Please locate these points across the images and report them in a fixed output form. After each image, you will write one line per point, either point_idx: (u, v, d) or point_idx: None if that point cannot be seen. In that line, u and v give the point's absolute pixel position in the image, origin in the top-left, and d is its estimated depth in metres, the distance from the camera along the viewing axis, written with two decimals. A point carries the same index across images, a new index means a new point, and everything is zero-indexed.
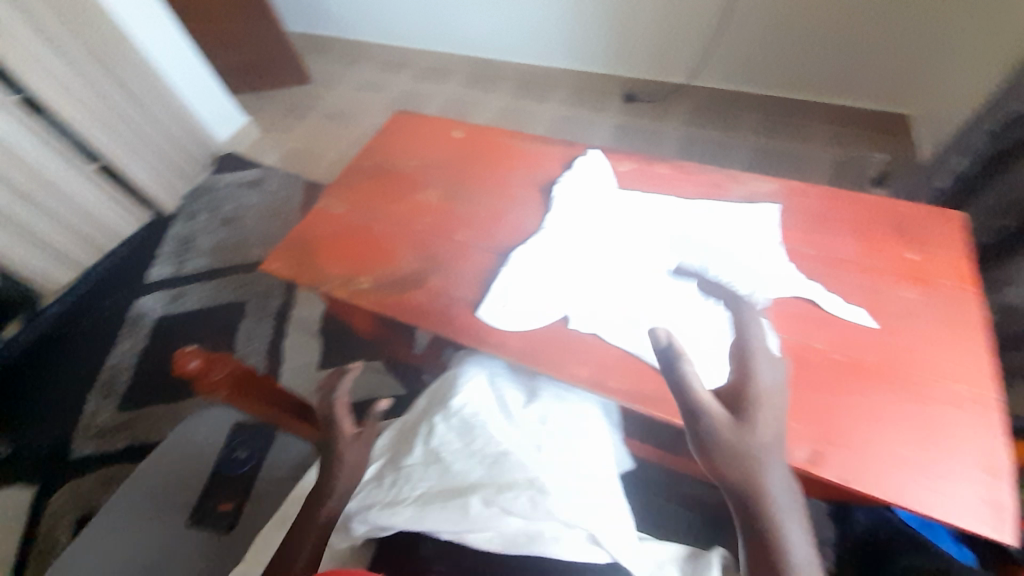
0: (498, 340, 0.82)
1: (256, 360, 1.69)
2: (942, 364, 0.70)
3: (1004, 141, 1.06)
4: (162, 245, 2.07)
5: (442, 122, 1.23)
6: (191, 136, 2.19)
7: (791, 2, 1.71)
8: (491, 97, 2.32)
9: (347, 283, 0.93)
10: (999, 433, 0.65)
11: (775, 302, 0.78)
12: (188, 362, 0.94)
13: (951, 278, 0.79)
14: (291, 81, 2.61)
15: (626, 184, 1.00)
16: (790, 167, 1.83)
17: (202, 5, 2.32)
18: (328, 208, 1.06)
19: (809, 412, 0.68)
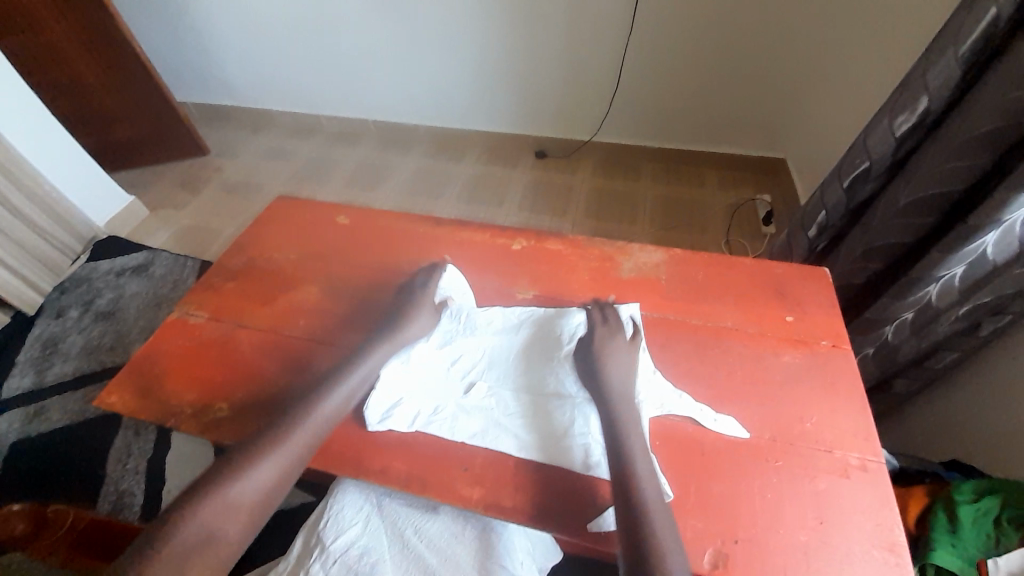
0: (381, 464, 0.73)
1: (133, 482, 1.44)
2: (828, 431, 0.70)
3: (859, 193, 1.11)
4: (21, 352, 1.76)
5: (326, 205, 1.12)
6: (59, 224, 1.92)
7: (670, 68, 1.84)
8: (400, 163, 2.28)
9: (201, 413, 0.79)
10: (888, 499, 0.63)
11: (653, 422, 0.72)
12: (13, 526, 0.91)
13: (827, 339, 0.80)
14: (183, 156, 2.42)
15: (519, 264, 0.97)
16: (691, 215, 1.93)
17: (70, 82, 2.10)
18: (187, 316, 0.92)
19: (707, 505, 0.64)
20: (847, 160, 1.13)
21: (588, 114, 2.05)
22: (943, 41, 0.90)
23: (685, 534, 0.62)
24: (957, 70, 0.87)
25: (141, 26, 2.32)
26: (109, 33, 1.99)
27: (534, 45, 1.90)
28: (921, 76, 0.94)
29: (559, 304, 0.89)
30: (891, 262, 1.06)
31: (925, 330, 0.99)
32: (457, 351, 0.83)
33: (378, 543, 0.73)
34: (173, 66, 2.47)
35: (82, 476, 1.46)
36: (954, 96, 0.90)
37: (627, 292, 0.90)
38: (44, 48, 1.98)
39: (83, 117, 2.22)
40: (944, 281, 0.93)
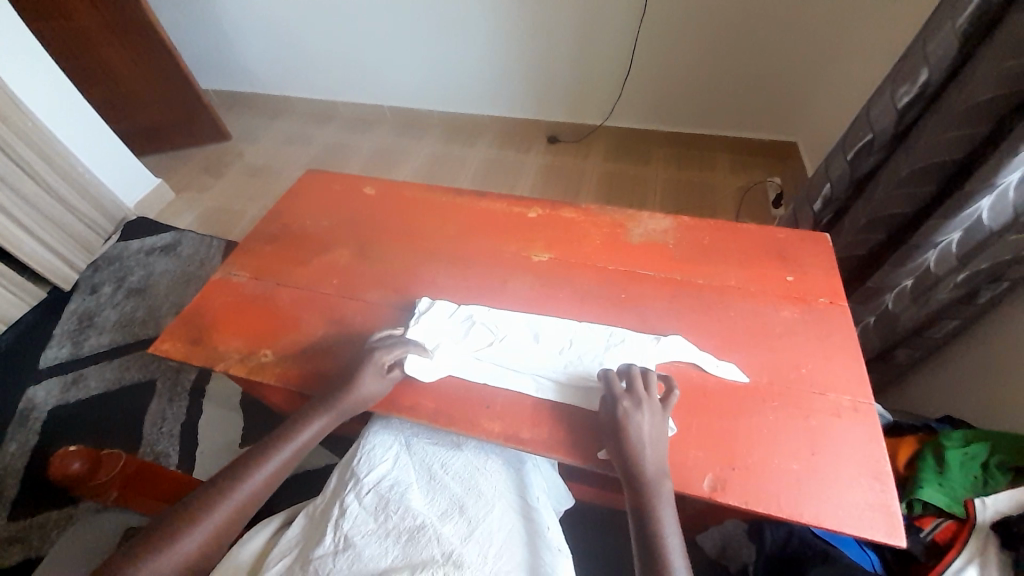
0: (411, 404, 0.81)
1: (168, 444, 1.50)
2: (822, 377, 0.75)
3: (864, 165, 1.15)
4: (59, 325, 1.84)
5: (352, 178, 1.19)
6: (93, 205, 2.01)
7: (682, 51, 1.86)
8: (415, 148, 2.34)
9: (248, 358, 0.88)
10: (876, 435, 0.69)
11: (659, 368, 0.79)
12: (70, 464, 0.95)
13: (825, 296, 0.85)
14: (207, 141, 2.50)
15: (535, 230, 1.03)
16: (701, 197, 1.97)
17: (100, 68, 2.19)
18: (228, 276, 1.00)
19: (708, 438, 0.71)
20: (852, 134, 1.18)
21: (599, 98, 2.08)
22: (944, 15, 0.94)
23: (688, 462, 0.69)
24: (955, 42, 0.91)
25: (166, 15, 2.40)
26: (137, 20, 2.07)
27: (545, 31, 1.94)
28: (923, 48, 0.98)
29: (572, 266, 0.96)
30: (893, 232, 1.10)
31: (924, 297, 1.02)
32: (468, 309, 0.90)
33: (407, 476, 0.79)
34: (195, 54, 2.55)
35: (120, 438, 1.52)
36: (953, 68, 0.94)
37: (637, 255, 0.96)
38: (75, 34, 2.06)
39: (113, 103, 2.32)
40: (942, 247, 0.97)
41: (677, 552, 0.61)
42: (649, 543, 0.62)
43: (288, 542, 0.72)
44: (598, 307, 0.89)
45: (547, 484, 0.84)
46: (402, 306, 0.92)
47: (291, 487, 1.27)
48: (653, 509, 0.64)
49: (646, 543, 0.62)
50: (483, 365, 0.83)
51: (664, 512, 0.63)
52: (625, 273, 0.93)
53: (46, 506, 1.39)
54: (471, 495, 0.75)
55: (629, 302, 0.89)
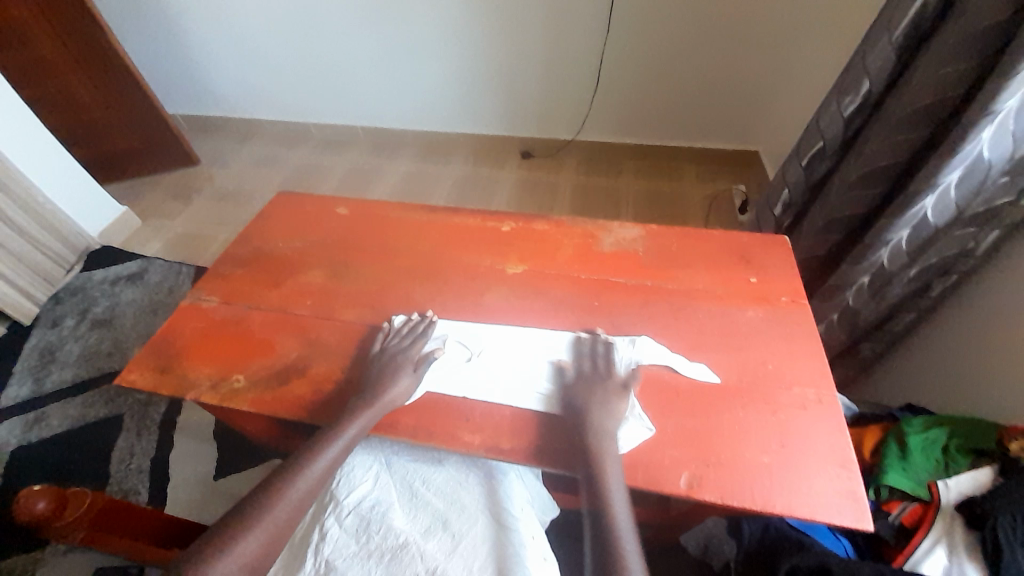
0: (390, 421, 0.81)
1: (138, 481, 1.43)
2: (789, 372, 0.78)
3: (818, 170, 1.21)
4: (18, 362, 1.75)
5: (324, 198, 1.18)
6: (53, 235, 1.94)
7: (645, 67, 1.94)
8: (389, 167, 2.35)
9: (220, 383, 0.86)
10: (841, 425, 0.72)
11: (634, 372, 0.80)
12: (35, 504, 0.84)
13: (788, 295, 0.89)
14: (175, 166, 2.46)
15: (510, 243, 1.05)
16: (670, 206, 2.03)
17: (60, 96, 2.14)
18: (199, 301, 0.99)
19: (683, 437, 0.72)
20: (805, 141, 1.24)
21: (568, 113, 2.14)
22: (879, 30, 1.02)
23: (664, 461, 0.70)
24: (892, 55, 0.98)
25: (129, 41, 2.37)
26: (98, 46, 2.04)
27: (514, 51, 1.99)
28: (863, 60, 1.05)
29: (546, 277, 0.97)
30: (850, 232, 1.15)
31: (882, 292, 1.07)
32: (444, 327, 0.91)
33: (388, 495, 0.78)
34: (161, 79, 2.52)
35: (87, 477, 1.45)
36: (892, 78, 1.01)
37: (608, 264, 0.98)
38: (32, 61, 2.02)
39: (74, 130, 2.26)
40: (893, 245, 1.02)
41: (633, 557, 0.60)
42: (606, 540, 0.61)
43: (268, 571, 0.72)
44: (573, 316, 0.90)
45: (532, 495, 0.84)
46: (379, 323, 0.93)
47: None
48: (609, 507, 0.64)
49: (603, 542, 0.61)
50: (459, 376, 0.84)
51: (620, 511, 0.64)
52: (598, 282, 0.95)
53: (8, 551, 1.30)
54: (454, 509, 0.75)
55: (603, 309, 0.91)
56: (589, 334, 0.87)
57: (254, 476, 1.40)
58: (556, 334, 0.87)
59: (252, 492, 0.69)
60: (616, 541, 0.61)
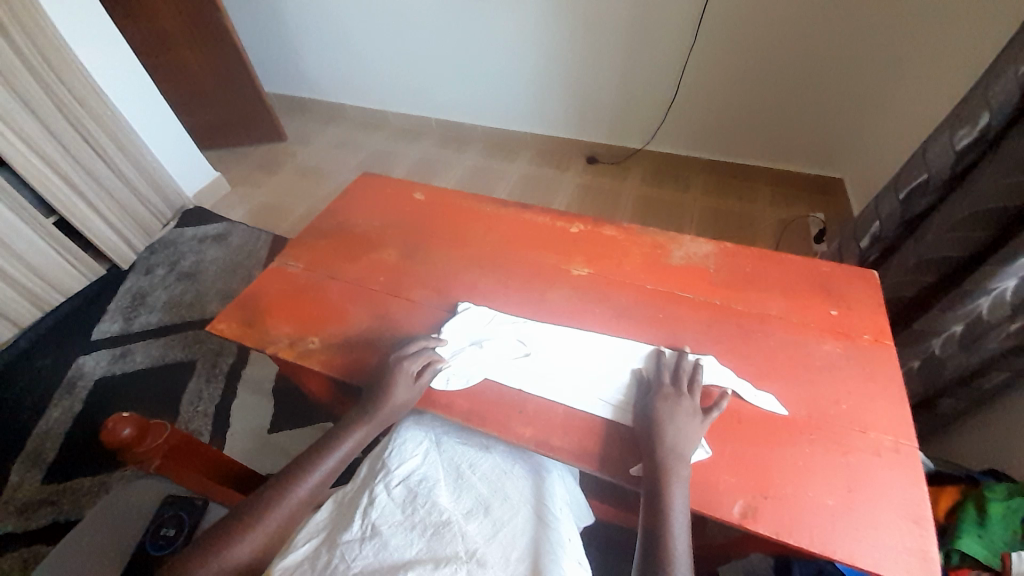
0: (446, 401, 0.84)
1: (202, 423, 1.56)
2: (864, 415, 0.74)
3: (916, 206, 1.13)
4: (114, 301, 1.95)
5: (404, 183, 1.24)
6: (158, 192, 2.14)
7: (729, 82, 1.88)
8: (458, 160, 2.41)
9: (296, 343, 0.93)
10: (917, 479, 0.68)
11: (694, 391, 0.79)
12: (120, 430, 0.89)
13: (869, 333, 0.84)
14: (265, 140, 2.65)
15: (577, 246, 1.05)
16: (740, 226, 1.95)
17: (177, 67, 2.37)
18: (284, 266, 1.07)
19: (741, 463, 0.71)
20: (905, 173, 1.16)
21: (642, 123, 2.11)
22: (1009, 60, 0.93)
23: (718, 485, 0.69)
24: (1018, 88, 0.89)
25: (239, 21, 2.57)
26: (214, 25, 2.23)
27: (594, 55, 1.98)
28: (985, 92, 0.97)
29: (611, 283, 0.97)
30: (944, 276, 1.07)
31: (976, 345, 0.98)
32: (506, 318, 0.93)
33: (435, 472, 0.81)
34: (261, 58, 2.72)
35: (160, 413, 1.60)
36: (1016, 113, 0.92)
37: (676, 277, 0.97)
38: (158, 35, 2.24)
39: (184, 99, 2.49)
40: (996, 295, 0.93)
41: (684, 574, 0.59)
42: (657, 545, 0.62)
43: (317, 524, 0.76)
44: (635, 325, 0.90)
45: (571, 496, 0.85)
46: (444, 307, 0.96)
47: None
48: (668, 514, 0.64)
49: (653, 548, 0.62)
50: (514, 369, 0.86)
51: (678, 515, 0.64)
52: (663, 294, 0.94)
53: (84, 471, 1.47)
54: (497, 496, 0.77)
55: (666, 321, 0.90)
56: (651, 344, 0.86)
57: (303, 435, 1.49)
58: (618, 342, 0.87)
59: (286, 469, 0.77)
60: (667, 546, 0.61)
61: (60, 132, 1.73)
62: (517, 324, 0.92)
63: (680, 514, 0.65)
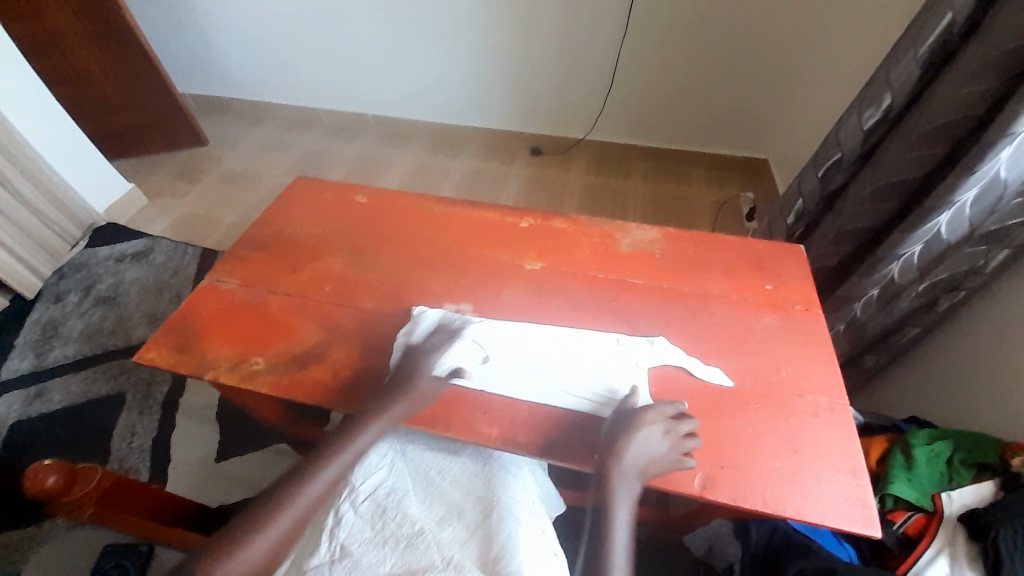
0: (406, 410, 0.81)
1: (139, 459, 1.43)
2: (802, 380, 0.81)
3: (833, 182, 1.23)
4: (19, 335, 1.74)
5: (343, 186, 1.19)
6: (63, 210, 1.92)
7: (661, 70, 1.94)
8: (399, 157, 2.34)
9: (239, 365, 0.87)
10: (851, 433, 0.75)
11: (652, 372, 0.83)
12: (46, 479, 0.76)
13: (801, 304, 0.91)
14: (184, 145, 2.44)
15: (528, 240, 1.05)
16: (679, 209, 2.04)
17: (71, 69, 2.12)
18: (219, 283, 1.00)
19: (698, 439, 0.75)
20: (823, 152, 1.26)
21: (581, 113, 2.14)
22: (905, 45, 1.03)
23: (679, 462, 0.73)
24: (917, 70, 0.99)
25: (140, 16, 2.34)
26: (112, 21, 2.02)
27: (529, 46, 1.98)
28: (886, 75, 1.07)
29: (564, 275, 0.98)
30: (861, 244, 1.16)
31: (891, 305, 1.08)
32: (461, 319, 0.91)
33: (402, 482, 0.78)
34: (170, 56, 2.49)
35: (89, 453, 1.45)
36: (915, 92, 1.02)
37: (626, 265, 0.99)
38: (45, 34, 2.00)
39: (83, 104, 2.24)
40: (905, 259, 1.01)
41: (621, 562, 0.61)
42: (596, 561, 0.61)
43: None
44: (590, 314, 0.91)
45: (541, 488, 0.85)
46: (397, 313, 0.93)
47: None
48: (610, 532, 0.63)
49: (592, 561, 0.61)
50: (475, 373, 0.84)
51: (619, 535, 0.63)
52: (615, 282, 0.96)
53: (5, 527, 1.31)
54: None
55: (620, 309, 0.92)
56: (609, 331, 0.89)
57: (256, 459, 1.40)
58: (574, 333, 0.88)
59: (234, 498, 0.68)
60: (608, 562, 0.60)
61: None
62: (474, 323, 0.90)
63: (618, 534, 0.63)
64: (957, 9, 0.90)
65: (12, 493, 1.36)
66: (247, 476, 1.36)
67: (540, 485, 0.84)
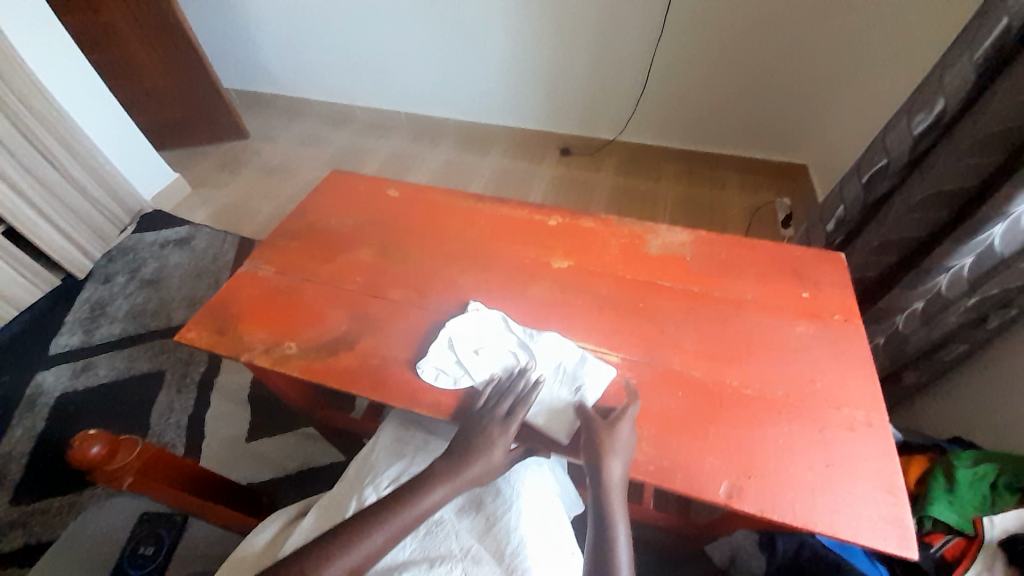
0: (432, 401, 0.82)
1: (175, 436, 1.49)
2: (838, 393, 0.78)
3: (878, 190, 1.18)
4: (70, 312, 1.84)
5: (377, 180, 1.21)
6: (115, 197, 2.03)
7: (696, 71, 1.90)
8: (430, 154, 2.37)
9: (273, 349, 0.90)
10: (889, 450, 0.72)
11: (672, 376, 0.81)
12: (89, 448, 0.77)
13: (839, 314, 0.87)
14: (227, 138, 2.53)
15: (557, 239, 1.05)
16: (711, 214, 1.99)
17: (126, 63, 2.24)
18: (255, 269, 1.03)
19: (725, 447, 0.73)
20: (868, 158, 1.21)
21: (612, 114, 2.12)
22: (960, 49, 0.98)
23: (704, 468, 0.72)
24: (972, 75, 0.94)
25: (192, 13, 2.44)
26: (164, 18, 2.11)
27: (564, 45, 1.97)
28: (940, 79, 1.02)
29: (591, 274, 0.98)
30: (904, 256, 1.11)
31: (934, 320, 1.02)
32: (506, 321, 0.90)
33: None
34: (218, 52, 2.59)
35: (128, 428, 1.52)
36: (969, 99, 0.97)
37: (655, 267, 0.98)
38: (100, 26, 2.10)
39: (134, 95, 2.35)
40: (954, 272, 0.97)
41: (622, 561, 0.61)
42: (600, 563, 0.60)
43: (303, 532, 0.73)
44: (617, 315, 0.91)
45: (561, 486, 0.85)
46: (425, 305, 0.95)
47: (306, 484, 1.36)
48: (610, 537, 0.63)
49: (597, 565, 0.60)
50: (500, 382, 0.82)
51: (617, 532, 0.63)
52: (644, 283, 0.95)
53: (52, 492, 1.40)
54: (491, 491, 0.76)
55: (647, 310, 0.91)
56: (634, 333, 0.88)
57: (283, 441, 1.44)
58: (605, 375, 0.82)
59: None
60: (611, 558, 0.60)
61: (1, 135, 1.61)
62: (513, 334, 0.87)
63: (618, 536, 0.63)
64: (1014, 13, 0.85)
65: (60, 461, 1.45)
66: (276, 458, 1.41)
67: (539, 483, 0.79)
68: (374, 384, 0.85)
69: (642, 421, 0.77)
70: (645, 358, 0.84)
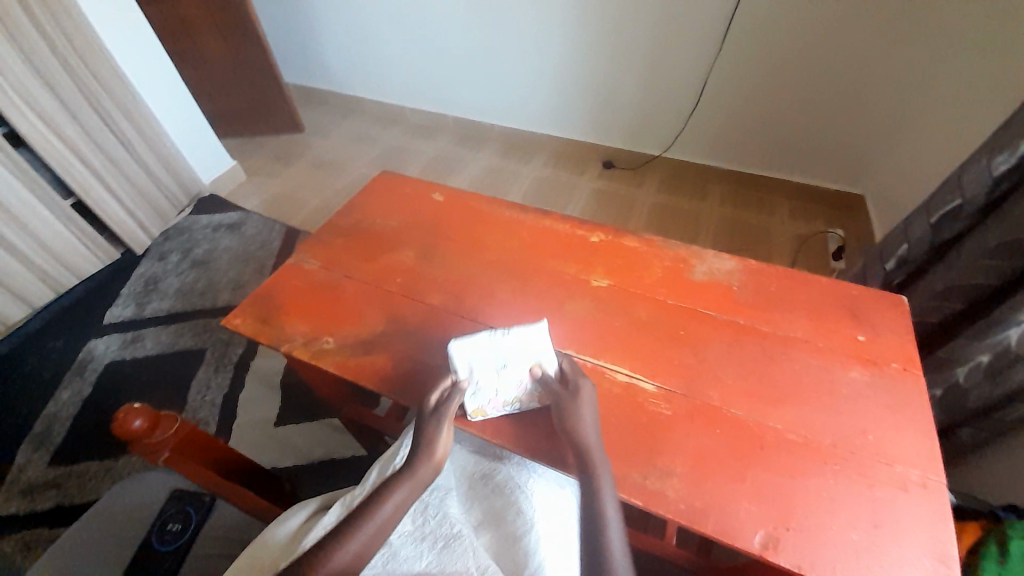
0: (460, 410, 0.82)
1: (209, 413, 1.55)
2: (890, 447, 0.72)
3: (947, 231, 1.10)
4: (126, 285, 1.95)
5: (423, 183, 1.23)
6: (176, 180, 2.15)
7: (751, 91, 1.84)
8: (473, 159, 2.40)
9: (310, 342, 0.93)
10: (945, 517, 0.66)
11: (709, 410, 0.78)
12: (132, 421, 0.79)
13: (896, 362, 0.82)
14: (282, 131, 2.64)
15: (598, 256, 1.03)
16: (757, 239, 1.92)
17: (198, 55, 2.38)
18: (300, 262, 1.07)
19: (761, 492, 0.70)
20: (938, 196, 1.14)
21: (660, 130, 2.09)
22: None
23: (737, 513, 0.68)
24: None
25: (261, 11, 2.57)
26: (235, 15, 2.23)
27: (615, 59, 1.96)
28: None
29: (631, 295, 0.95)
30: (972, 303, 1.04)
31: (1001, 375, 0.95)
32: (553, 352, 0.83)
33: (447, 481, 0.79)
34: (282, 49, 2.71)
35: (167, 400, 1.59)
36: None
37: (698, 294, 0.95)
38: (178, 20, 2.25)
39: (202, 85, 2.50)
40: None
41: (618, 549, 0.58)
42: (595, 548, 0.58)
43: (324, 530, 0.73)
44: (654, 340, 0.88)
45: None
46: (460, 312, 0.95)
47: (327, 475, 1.38)
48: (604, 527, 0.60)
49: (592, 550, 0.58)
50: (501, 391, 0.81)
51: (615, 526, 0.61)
52: (685, 310, 0.92)
53: (94, 454, 1.48)
54: (511, 508, 0.74)
55: (687, 339, 0.88)
56: (671, 360, 0.85)
57: (309, 430, 1.48)
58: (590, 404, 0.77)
59: None
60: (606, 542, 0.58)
61: (82, 116, 1.74)
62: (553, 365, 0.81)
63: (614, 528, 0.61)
64: None
65: (103, 425, 1.54)
66: (301, 446, 1.44)
67: (557, 504, 0.76)
68: (404, 387, 0.85)
69: (675, 455, 0.74)
70: (682, 389, 0.81)
